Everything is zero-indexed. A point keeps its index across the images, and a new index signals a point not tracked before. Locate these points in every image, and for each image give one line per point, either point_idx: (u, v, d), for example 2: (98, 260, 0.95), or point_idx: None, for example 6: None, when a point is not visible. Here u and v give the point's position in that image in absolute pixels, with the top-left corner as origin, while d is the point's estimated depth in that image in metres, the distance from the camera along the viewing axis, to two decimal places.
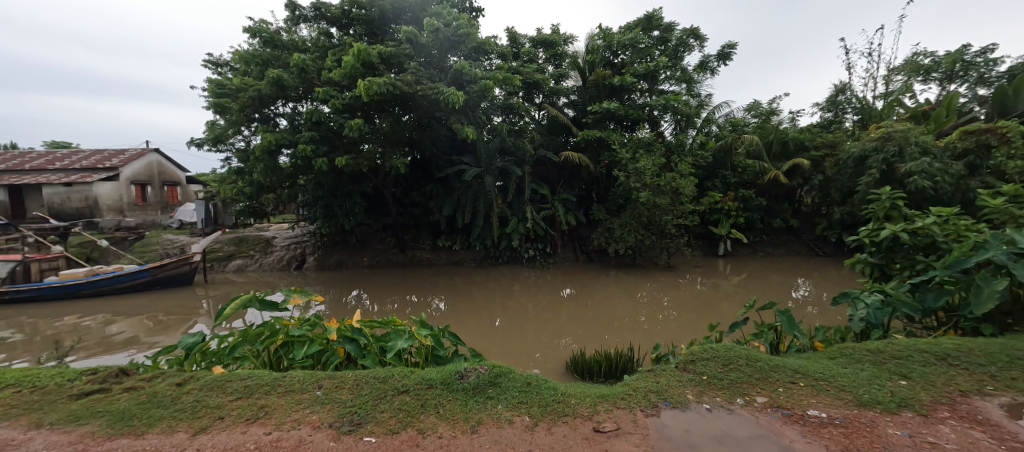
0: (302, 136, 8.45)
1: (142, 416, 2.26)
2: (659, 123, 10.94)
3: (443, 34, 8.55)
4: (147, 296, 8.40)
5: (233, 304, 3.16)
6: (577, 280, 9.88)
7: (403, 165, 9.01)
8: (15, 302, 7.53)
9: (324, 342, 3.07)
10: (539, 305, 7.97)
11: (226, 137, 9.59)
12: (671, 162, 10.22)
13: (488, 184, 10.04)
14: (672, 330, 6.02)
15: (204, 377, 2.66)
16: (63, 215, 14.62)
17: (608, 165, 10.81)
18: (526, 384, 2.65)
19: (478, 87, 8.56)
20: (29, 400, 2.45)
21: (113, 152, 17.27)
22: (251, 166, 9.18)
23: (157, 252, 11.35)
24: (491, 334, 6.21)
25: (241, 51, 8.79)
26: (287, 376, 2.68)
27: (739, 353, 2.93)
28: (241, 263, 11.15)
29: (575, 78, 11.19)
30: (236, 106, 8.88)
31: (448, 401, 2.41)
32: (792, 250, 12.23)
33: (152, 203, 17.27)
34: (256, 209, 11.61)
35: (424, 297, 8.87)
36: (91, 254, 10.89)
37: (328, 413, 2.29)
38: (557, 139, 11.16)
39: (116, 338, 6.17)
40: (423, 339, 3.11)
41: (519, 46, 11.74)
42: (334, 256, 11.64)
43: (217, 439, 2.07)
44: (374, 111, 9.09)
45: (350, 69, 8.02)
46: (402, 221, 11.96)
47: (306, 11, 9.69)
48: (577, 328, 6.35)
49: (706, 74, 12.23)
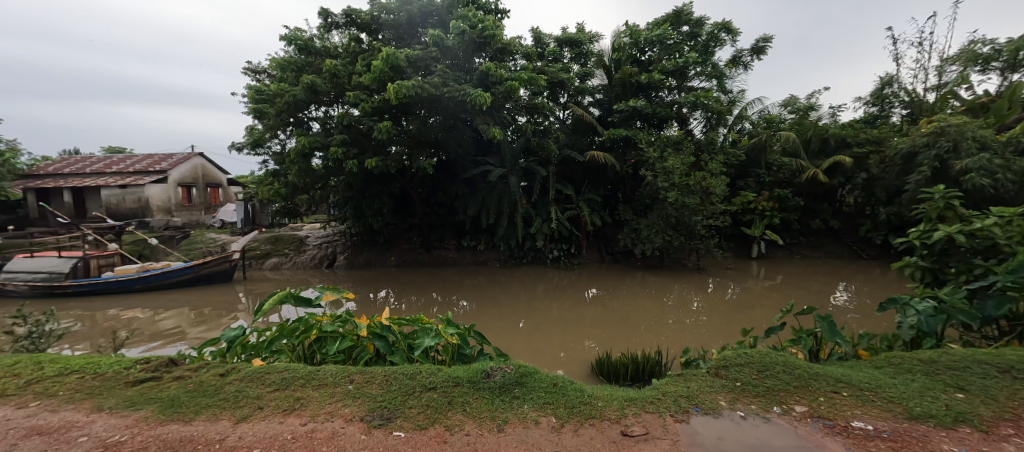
0: (334, 139, 8.81)
1: (190, 403, 2.41)
2: (689, 120, 10.62)
3: (469, 35, 8.69)
4: (192, 291, 8.93)
5: (271, 300, 3.32)
6: (602, 281, 9.79)
7: (429, 166, 9.18)
8: (77, 296, 8.20)
9: (355, 338, 3.16)
10: (564, 306, 7.94)
11: (264, 140, 10.08)
12: (701, 161, 9.90)
13: (513, 185, 10.12)
14: (702, 335, 5.82)
15: (246, 368, 2.80)
16: (119, 214, 15.77)
17: (634, 164, 10.58)
18: (552, 385, 2.63)
19: (504, 88, 8.64)
20: (90, 386, 2.65)
21: (164, 155, 18.51)
22: (287, 167, 9.61)
23: (201, 250, 12.06)
24: (516, 335, 6.22)
25: (279, 59, 9.24)
26: (322, 370, 2.79)
27: (775, 359, 2.82)
28: (276, 261, 11.74)
29: (601, 77, 11.03)
30: (274, 111, 9.31)
31: (475, 399, 2.44)
32: (832, 253, 11.61)
33: (197, 204, 18.36)
34: (292, 209, 12.12)
35: (449, 296, 9.02)
36: (144, 252, 11.74)
37: (359, 407, 2.36)
38: (582, 139, 10.98)
39: (164, 329, 6.60)
40: (450, 337, 3.16)
41: (544, 45, 11.72)
42: (363, 255, 12.01)
43: (257, 428, 2.18)
44: (402, 113, 9.34)
45: (379, 74, 8.22)
46: (428, 222, 12.12)
47: (337, 18, 9.97)
48: (601, 330, 6.29)
49: (739, 69, 11.77)
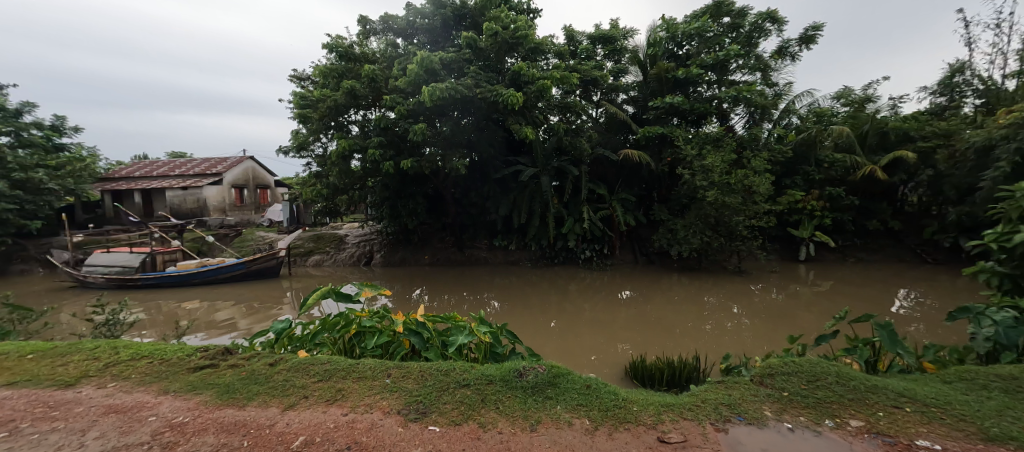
0: (372, 142, 9.17)
1: (243, 390, 2.58)
2: (729, 116, 10.17)
3: (502, 36, 8.80)
4: (243, 286, 9.56)
5: (315, 294, 3.50)
6: (636, 283, 9.55)
7: (462, 166, 9.32)
8: (146, 288, 9.01)
9: (392, 333, 3.28)
10: (596, 307, 7.83)
11: (308, 143, 10.63)
12: (743, 158, 9.41)
13: (545, 184, 10.10)
14: (743, 341, 5.54)
15: (293, 359, 2.96)
16: (181, 214, 17.19)
17: (671, 162, 10.24)
18: (586, 387, 2.60)
19: (536, 87, 8.64)
20: (157, 370, 2.89)
21: (219, 159, 19.96)
22: (329, 169, 10.10)
23: (251, 247, 12.91)
24: (547, 335, 6.19)
25: (322, 66, 9.74)
26: (361, 363, 2.91)
27: (827, 369, 2.64)
28: (318, 258, 12.42)
29: (636, 73, 10.76)
30: (317, 115, 9.79)
31: (507, 398, 2.45)
32: (892, 257, 10.70)
33: (248, 204, 19.65)
34: (332, 209, 12.70)
35: (481, 294, 9.13)
36: (202, 248, 12.73)
37: (396, 400, 2.43)
38: (616, 138, 10.75)
39: (219, 321, 7.11)
40: (482, 335, 3.20)
41: (576, 43, 11.61)
42: (398, 254, 12.39)
43: (303, 416, 2.30)
44: (436, 116, 9.53)
45: (414, 77, 8.44)
46: (460, 221, 12.32)
47: (375, 24, 10.33)
48: (635, 333, 6.13)
49: (786, 60, 11.10)
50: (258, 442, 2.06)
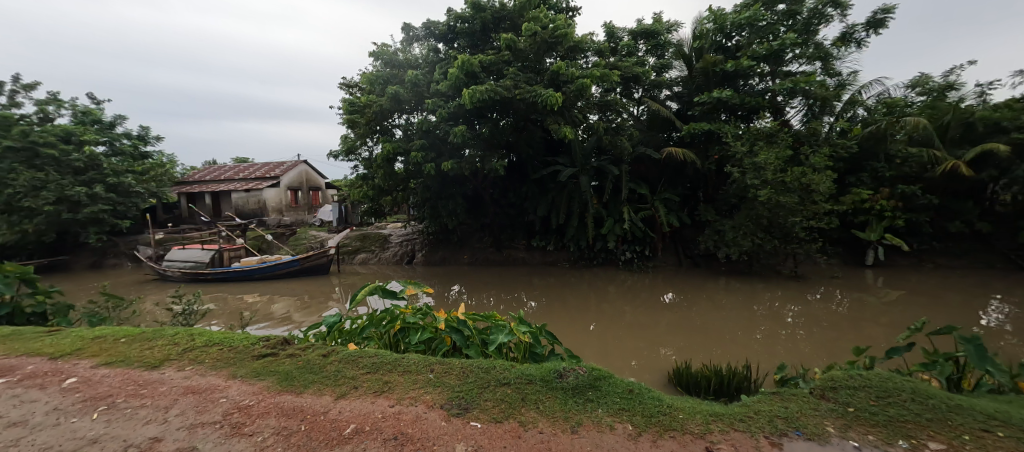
0: (415, 145, 9.52)
1: (300, 378, 2.76)
2: (784, 110, 9.53)
3: (541, 36, 8.84)
4: (297, 281, 10.25)
5: (363, 290, 3.68)
6: (679, 286, 9.19)
7: (501, 167, 9.42)
8: (215, 281, 9.90)
9: (434, 330, 3.38)
10: (637, 310, 7.62)
11: (356, 147, 11.18)
12: (800, 154, 8.76)
13: (583, 184, 9.97)
14: (801, 351, 5.15)
15: (343, 351, 3.13)
16: (244, 214, 18.71)
17: (718, 160, 9.66)
18: (629, 391, 2.53)
19: (576, 86, 8.54)
20: (226, 357, 3.17)
21: (277, 163, 21.49)
22: (375, 171, 10.59)
23: (305, 245, 13.80)
24: (586, 337, 6.11)
25: (368, 73, 10.24)
26: (406, 358, 3.01)
27: (900, 385, 2.39)
28: (364, 257, 13.06)
29: (681, 68, 10.35)
30: (364, 120, 10.29)
31: (548, 398, 2.44)
32: (979, 263, 9.52)
33: (302, 205, 21.01)
34: (378, 209, 13.29)
35: (519, 294, 9.18)
36: (262, 246, 13.78)
37: (440, 395, 2.50)
38: (658, 135, 10.39)
39: (277, 313, 7.68)
40: (522, 335, 3.21)
41: (617, 40, 11.37)
42: (439, 253, 12.74)
43: (353, 406, 2.42)
44: (475, 118, 9.69)
45: (455, 81, 8.63)
46: (498, 222, 12.46)
47: (418, 31, 10.66)
48: (679, 338, 5.89)
49: (851, 47, 10.22)
50: (314, 428, 2.20)
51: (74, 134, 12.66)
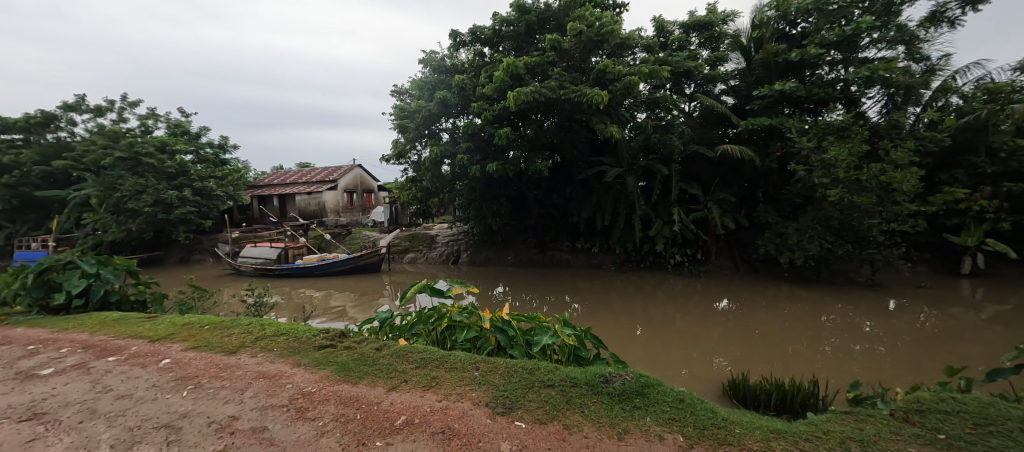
0: (461, 148, 9.82)
1: (356, 369, 2.94)
2: (860, 101, 8.64)
3: (586, 35, 8.75)
4: (352, 278, 10.90)
5: (413, 288, 3.84)
6: (735, 293, 8.63)
7: (545, 169, 9.39)
8: (282, 277, 10.81)
9: (479, 329, 3.44)
10: (687, 317, 7.26)
11: (406, 152, 11.67)
12: (878, 149, 7.88)
13: (630, 185, 9.69)
14: (879, 369, 4.63)
15: (394, 346, 3.29)
16: (306, 215, 20.23)
17: (781, 157, 8.98)
18: (680, 401, 2.42)
19: (623, 84, 8.32)
20: (291, 346, 3.45)
21: (334, 167, 22.98)
22: (424, 174, 11.05)
23: (359, 244, 14.65)
24: (633, 342, 5.93)
25: (418, 80, 10.69)
26: (452, 355, 3.10)
27: (1006, 412, 2.07)
28: (413, 256, 13.64)
29: (738, 59, 9.74)
30: (413, 125, 10.74)
31: (593, 402, 2.40)
32: None
33: (357, 206, 22.29)
34: (425, 211, 13.78)
35: (562, 296, 9.10)
36: (322, 244, 14.83)
37: (485, 393, 2.55)
38: (712, 132, 9.84)
39: (335, 308, 8.22)
40: (566, 337, 3.19)
41: (667, 34, 10.94)
42: (483, 254, 12.98)
43: (403, 398, 2.53)
44: (519, 119, 9.74)
45: (499, 84, 8.77)
46: (542, 223, 12.44)
47: (464, 36, 10.92)
48: (735, 348, 5.54)
49: (942, 27, 9.02)
50: (368, 416, 2.33)
51: (168, 144, 14.49)
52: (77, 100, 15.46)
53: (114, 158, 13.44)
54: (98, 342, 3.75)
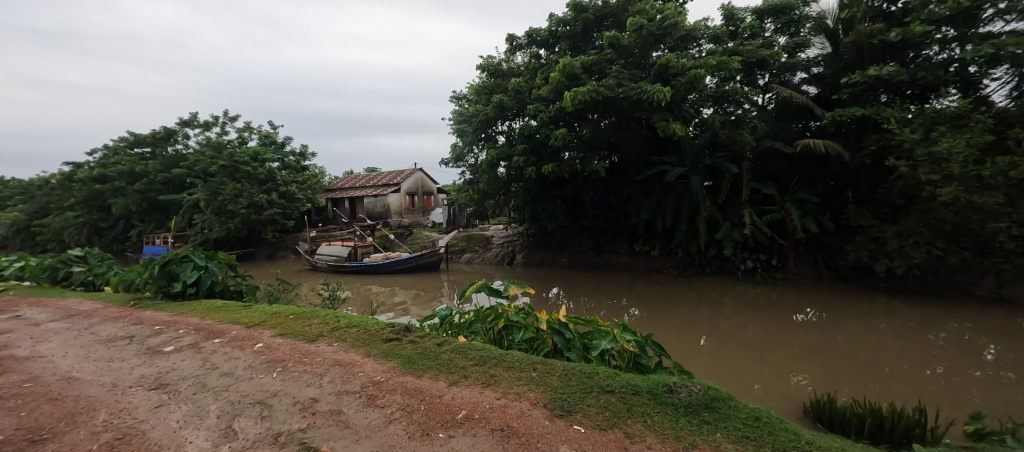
0: (518, 150, 9.95)
1: (419, 363, 3.10)
2: (982, 83, 7.31)
3: (647, 29, 8.44)
4: (414, 276, 11.51)
5: (472, 287, 3.95)
6: (817, 304, 7.77)
7: (602, 169, 9.18)
8: (352, 273, 11.72)
9: (536, 330, 3.46)
10: (759, 328, 6.67)
11: (464, 155, 12.06)
12: (1008, 139, 6.62)
13: (694, 184, 9.15)
14: (1008, 400, 3.89)
15: (454, 342, 3.42)
16: (373, 216, 21.73)
17: (876, 152, 7.88)
18: (754, 418, 2.23)
19: (687, 78, 7.87)
20: (362, 337, 3.72)
21: (398, 171, 24.42)
22: (481, 176, 11.37)
23: (420, 244, 15.41)
24: (698, 352, 5.58)
25: (476, 85, 11.02)
26: (510, 354, 3.15)
27: None
28: (470, 256, 14.07)
29: (823, 44, 8.85)
30: (472, 129, 11.06)
31: (656, 413, 2.29)
32: None
33: (417, 208, 23.49)
34: (482, 212, 14.14)
35: (619, 301, 8.82)
36: (386, 244, 15.84)
37: (542, 394, 2.55)
38: (790, 126, 8.95)
39: (399, 304, 8.74)
40: (626, 343, 3.09)
41: (737, 21, 10.19)
42: (538, 255, 13.02)
43: (464, 394, 2.62)
44: (575, 120, 9.62)
45: (556, 85, 8.75)
46: (598, 225, 12.16)
47: (521, 39, 11.04)
48: (817, 365, 4.99)
49: None
50: (431, 409, 2.43)
51: (259, 153, 16.38)
52: (191, 117, 18.08)
53: (218, 166, 15.48)
54: (208, 325, 4.35)
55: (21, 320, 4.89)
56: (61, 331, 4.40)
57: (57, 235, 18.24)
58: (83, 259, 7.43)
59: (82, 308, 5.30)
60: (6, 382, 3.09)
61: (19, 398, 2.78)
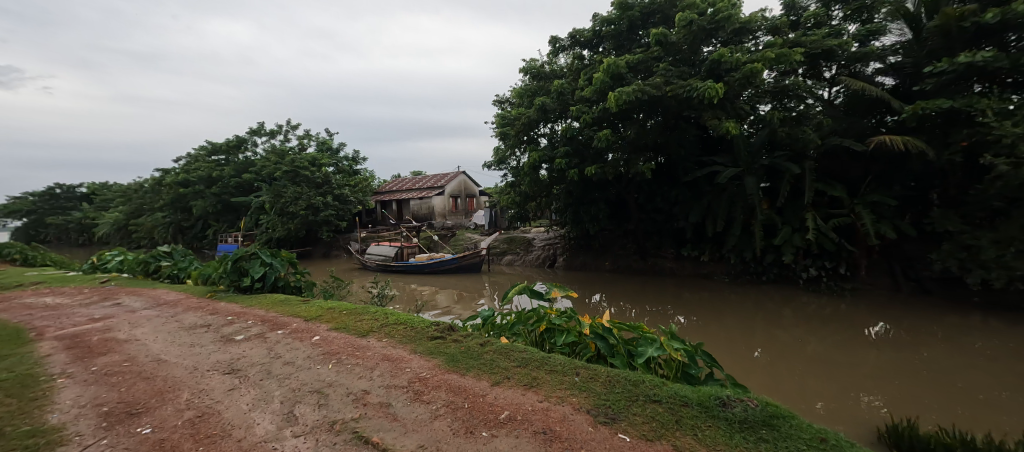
0: (560, 152, 9.90)
1: (462, 361, 3.17)
2: None
3: (697, 24, 8.09)
4: (456, 277, 11.80)
5: (514, 288, 3.98)
6: (894, 318, 6.99)
7: (648, 171, 8.89)
8: (399, 273, 12.24)
9: (579, 334, 3.41)
10: (823, 342, 6.11)
11: (506, 158, 12.19)
12: None
13: (748, 186, 8.60)
14: None
15: (496, 343, 3.46)
16: (418, 218, 22.56)
17: (970, 148, 6.90)
18: (820, 439, 2.05)
19: (742, 73, 7.43)
20: (409, 334, 3.87)
21: (442, 174, 25.14)
22: (523, 178, 11.43)
23: (463, 246, 15.76)
24: (753, 365, 5.22)
25: (519, 88, 11.13)
26: (552, 357, 3.13)
27: None
28: (511, 258, 14.18)
29: (902, 29, 8.03)
30: (514, 132, 11.14)
31: (708, 427, 2.17)
32: None
33: (460, 210, 24.04)
34: (523, 215, 14.20)
35: (665, 307, 8.47)
36: (431, 245, 16.38)
37: (586, 400, 2.51)
38: (861, 121, 8.15)
39: (443, 304, 8.99)
40: (674, 352, 2.97)
41: (800, 10, 9.59)
42: (580, 258, 12.86)
43: (507, 394, 2.64)
44: (620, 121, 9.41)
45: (600, 85, 8.61)
46: (643, 228, 11.78)
47: (564, 41, 11.01)
48: (894, 386, 4.49)
49: None
50: (475, 407, 2.48)
51: (316, 159, 17.57)
52: (259, 126, 19.80)
53: (281, 171, 16.82)
54: (273, 317, 4.73)
55: (122, 307, 5.60)
56: (153, 318, 4.97)
57: (148, 234, 20.65)
58: (170, 254, 8.37)
59: (170, 298, 5.97)
60: (110, 360, 3.55)
61: (120, 375, 3.19)
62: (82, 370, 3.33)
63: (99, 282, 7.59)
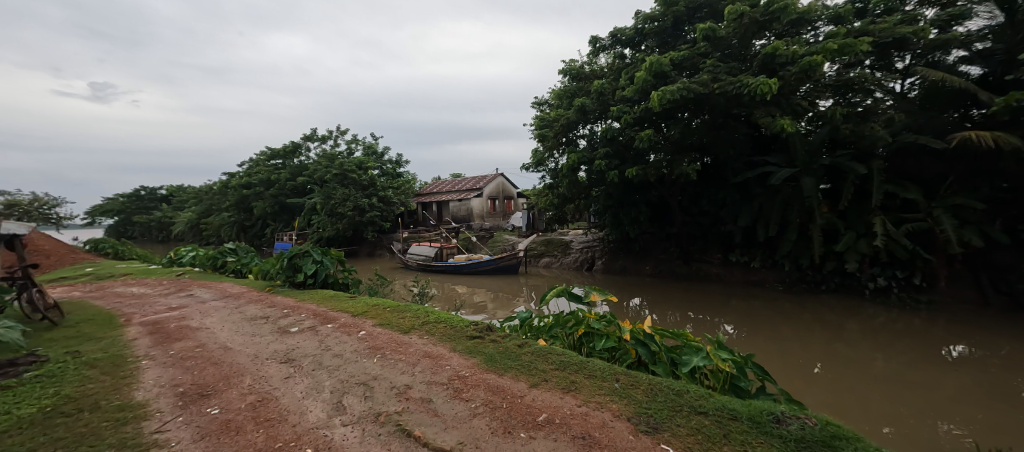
0: (599, 153, 9.75)
1: (500, 362, 3.20)
2: None
3: (749, 17, 7.66)
4: (494, 278, 11.93)
5: (552, 291, 3.96)
6: (982, 336, 6.20)
7: (692, 172, 8.53)
8: (438, 272, 12.58)
9: (618, 340, 3.33)
10: (894, 360, 5.54)
11: (545, 160, 12.17)
12: None
13: (805, 187, 8.00)
14: None
15: (534, 345, 3.46)
16: (457, 219, 23.07)
17: None
18: None
19: (798, 67, 6.94)
20: (449, 333, 3.97)
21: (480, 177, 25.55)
22: (561, 180, 11.37)
23: (500, 248, 15.91)
24: (812, 382, 4.83)
25: (558, 89, 11.10)
26: (591, 362, 3.08)
27: None
28: (548, 260, 14.11)
29: (992, 12, 7.12)
30: (552, 133, 11.10)
31: (760, 443, 2.04)
32: None
33: (498, 212, 24.28)
34: (561, 217, 14.09)
35: (710, 315, 8.06)
36: (469, 246, 16.69)
37: (626, 407, 2.45)
38: (941, 115, 7.33)
39: (481, 304, 9.13)
40: (721, 362, 2.82)
41: None
42: (619, 262, 12.55)
43: (545, 397, 2.63)
44: (662, 120, 9.11)
45: (642, 84, 8.39)
46: (686, 231, 11.30)
47: (604, 41, 10.84)
48: (981, 412, 3.99)
49: None
50: (513, 408, 2.49)
51: (363, 163, 18.48)
52: (312, 132, 21.16)
53: (331, 174, 17.86)
54: (324, 312, 5.02)
55: (195, 298, 6.19)
56: (221, 309, 5.45)
57: (216, 232, 22.68)
58: (235, 251, 9.14)
59: (235, 291, 6.51)
60: (185, 346, 3.94)
61: (193, 360, 3.52)
62: (162, 353, 3.72)
63: (176, 275, 8.46)
